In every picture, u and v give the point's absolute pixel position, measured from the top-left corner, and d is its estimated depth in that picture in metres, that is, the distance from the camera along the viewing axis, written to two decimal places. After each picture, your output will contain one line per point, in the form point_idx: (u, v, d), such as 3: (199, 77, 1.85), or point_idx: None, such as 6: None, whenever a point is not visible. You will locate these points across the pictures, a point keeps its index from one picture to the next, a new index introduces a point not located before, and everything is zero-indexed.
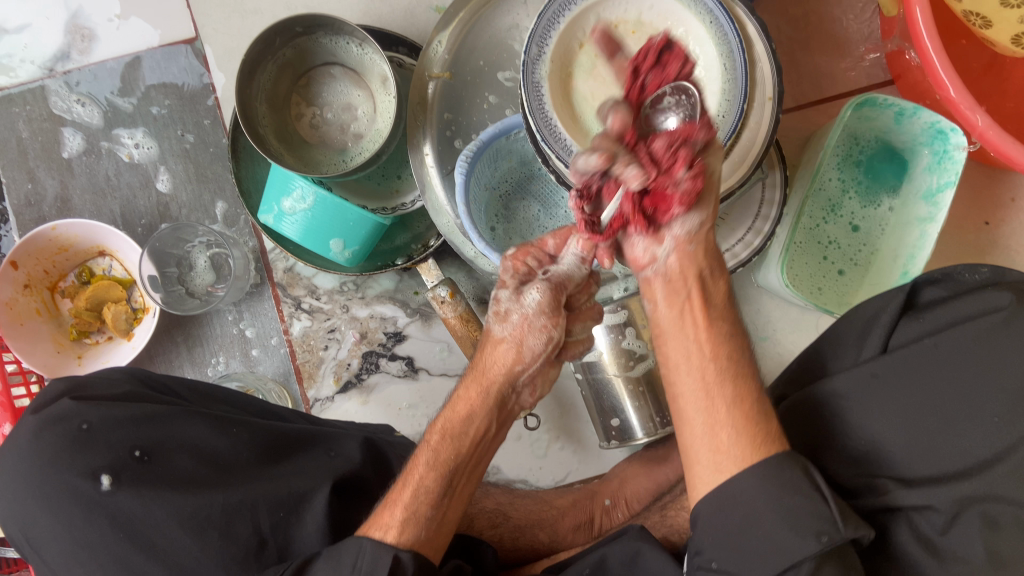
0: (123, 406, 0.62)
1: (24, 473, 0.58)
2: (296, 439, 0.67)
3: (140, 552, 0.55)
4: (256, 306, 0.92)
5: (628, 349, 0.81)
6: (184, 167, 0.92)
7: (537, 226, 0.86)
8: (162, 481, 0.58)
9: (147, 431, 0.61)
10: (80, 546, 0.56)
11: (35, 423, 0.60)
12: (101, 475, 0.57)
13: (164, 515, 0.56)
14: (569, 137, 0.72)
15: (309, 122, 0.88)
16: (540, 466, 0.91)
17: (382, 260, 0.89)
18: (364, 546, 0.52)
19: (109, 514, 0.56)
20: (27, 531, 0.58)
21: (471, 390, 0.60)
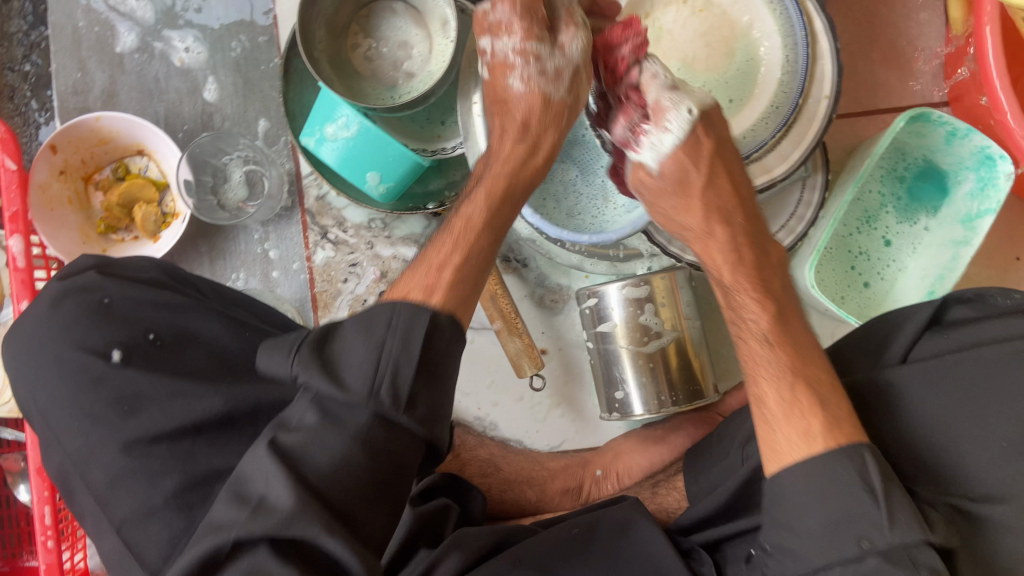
0: (148, 289, 0.63)
1: (40, 337, 0.60)
2: None
3: (138, 427, 0.56)
4: (283, 228, 0.93)
5: (644, 324, 0.81)
6: (233, 81, 0.92)
7: (572, 190, 0.86)
8: (169, 366, 0.59)
9: (162, 314, 0.61)
10: (82, 415, 0.57)
11: (58, 291, 0.61)
12: (113, 350, 0.58)
13: (164, 394, 0.57)
14: None
15: (364, 54, 0.87)
16: (537, 430, 0.92)
17: (413, 202, 0.89)
18: (397, 308, 0.52)
19: (115, 387, 0.57)
20: (33, 397, 0.59)
21: (515, 143, 0.64)
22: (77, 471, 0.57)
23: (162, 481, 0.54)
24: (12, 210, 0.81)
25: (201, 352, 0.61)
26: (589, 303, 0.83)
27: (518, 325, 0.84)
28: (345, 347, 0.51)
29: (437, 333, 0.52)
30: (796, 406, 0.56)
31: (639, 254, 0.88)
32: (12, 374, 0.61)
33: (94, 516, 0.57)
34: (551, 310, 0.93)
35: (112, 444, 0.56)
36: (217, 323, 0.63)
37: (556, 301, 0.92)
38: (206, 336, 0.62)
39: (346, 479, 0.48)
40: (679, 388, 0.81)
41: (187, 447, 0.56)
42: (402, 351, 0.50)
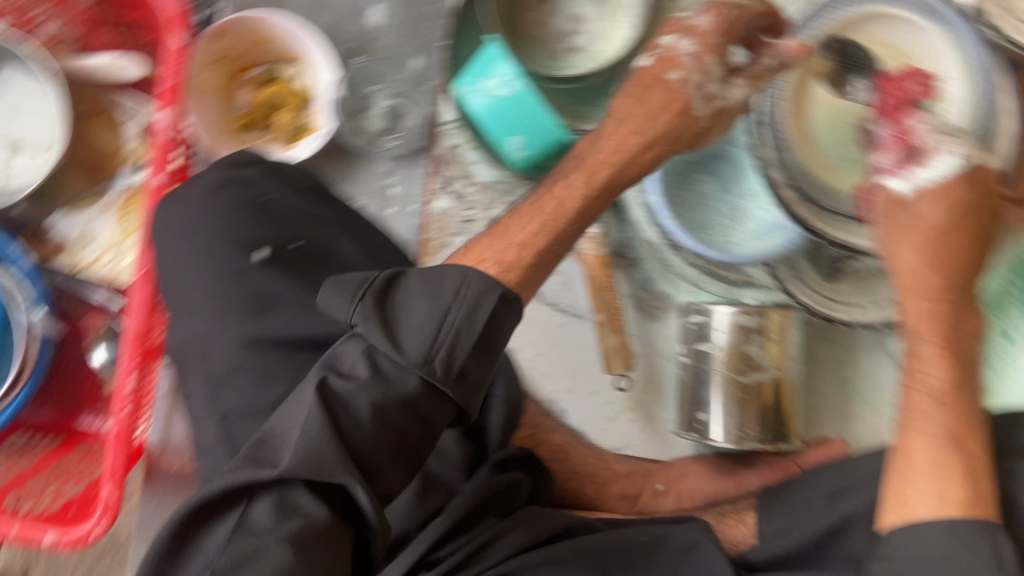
0: (304, 201, 0.63)
1: (195, 216, 0.60)
2: None
3: (268, 329, 0.56)
4: (410, 168, 0.93)
5: (749, 355, 0.79)
6: (399, 12, 0.91)
7: (706, 203, 0.85)
8: (306, 278, 0.59)
9: (311, 226, 0.62)
10: (217, 303, 0.58)
11: (219, 178, 0.62)
12: (260, 248, 0.59)
13: (296, 305, 0.58)
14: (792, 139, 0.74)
15: (536, 19, 0.86)
16: (605, 427, 0.92)
17: (543, 173, 0.87)
18: (470, 277, 0.51)
19: (255, 283, 0.58)
20: (174, 273, 0.60)
21: (629, 133, 0.66)
22: (198, 356, 0.58)
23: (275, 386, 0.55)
24: (174, 83, 0.82)
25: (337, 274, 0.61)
26: (695, 319, 0.83)
27: (619, 322, 0.84)
28: (407, 306, 0.50)
29: (500, 312, 0.51)
30: (942, 462, 0.56)
31: (752, 282, 0.87)
32: (160, 244, 0.62)
33: (199, 402, 0.58)
34: (647, 315, 0.91)
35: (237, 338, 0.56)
36: (356, 248, 0.63)
37: (657, 307, 0.91)
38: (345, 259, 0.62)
39: (378, 433, 0.48)
40: (767, 427, 0.80)
41: (302, 362, 0.56)
42: (466, 326, 0.49)
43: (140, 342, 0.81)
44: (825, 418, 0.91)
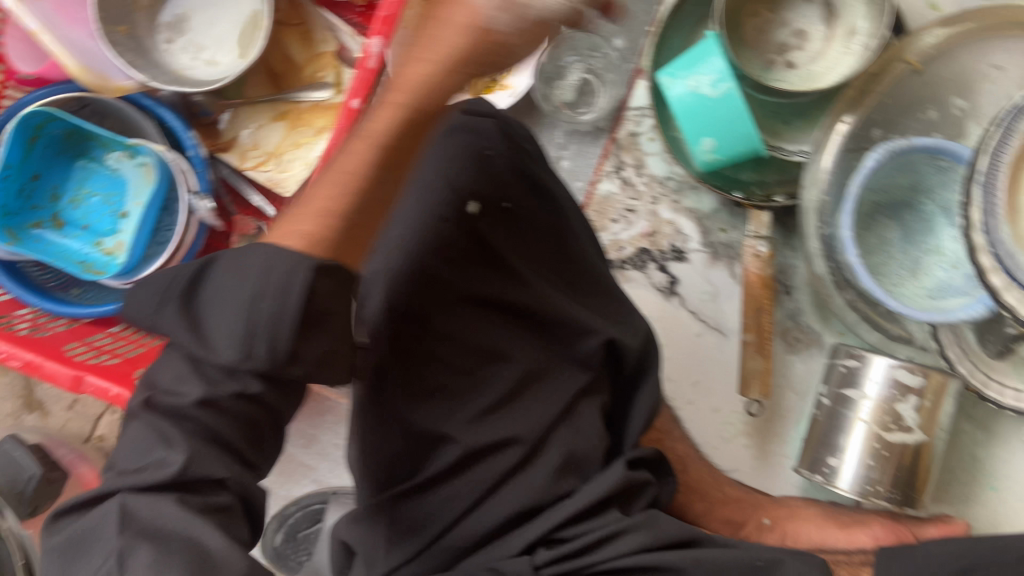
0: (524, 158, 0.63)
1: (424, 148, 0.62)
2: (602, 285, 0.65)
3: (464, 282, 0.60)
4: (586, 145, 0.92)
5: (898, 412, 0.77)
6: None
7: (886, 248, 0.83)
8: (507, 239, 0.62)
9: (525, 189, 0.63)
10: (421, 240, 0.60)
11: (449, 121, 0.62)
12: (471, 201, 0.61)
13: (491, 265, 0.61)
14: None
15: (757, 25, 0.84)
16: (717, 447, 0.90)
17: (721, 182, 0.87)
18: (271, 251, 0.45)
19: (460, 233, 0.60)
20: (386, 198, 0.61)
21: (423, 63, 0.50)
22: (385, 283, 0.59)
23: (451, 339, 0.60)
24: (387, 14, 0.81)
25: (534, 242, 0.63)
26: (845, 363, 0.81)
27: (768, 347, 0.81)
28: (217, 296, 0.46)
29: (319, 287, 0.45)
30: None
31: (908, 339, 0.84)
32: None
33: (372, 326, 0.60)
34: (790, 347, 0.90)
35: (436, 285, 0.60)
36: (556, 222, 0.64)
37: (801, 340, 0.89)
38: (545, 231, 0.63)
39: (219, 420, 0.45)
40: (898, 487, 0.78)
41: (483, 319, 0.60)
42: (280, 312, 0.44)
43: None
44: (946, 495, 0.87)
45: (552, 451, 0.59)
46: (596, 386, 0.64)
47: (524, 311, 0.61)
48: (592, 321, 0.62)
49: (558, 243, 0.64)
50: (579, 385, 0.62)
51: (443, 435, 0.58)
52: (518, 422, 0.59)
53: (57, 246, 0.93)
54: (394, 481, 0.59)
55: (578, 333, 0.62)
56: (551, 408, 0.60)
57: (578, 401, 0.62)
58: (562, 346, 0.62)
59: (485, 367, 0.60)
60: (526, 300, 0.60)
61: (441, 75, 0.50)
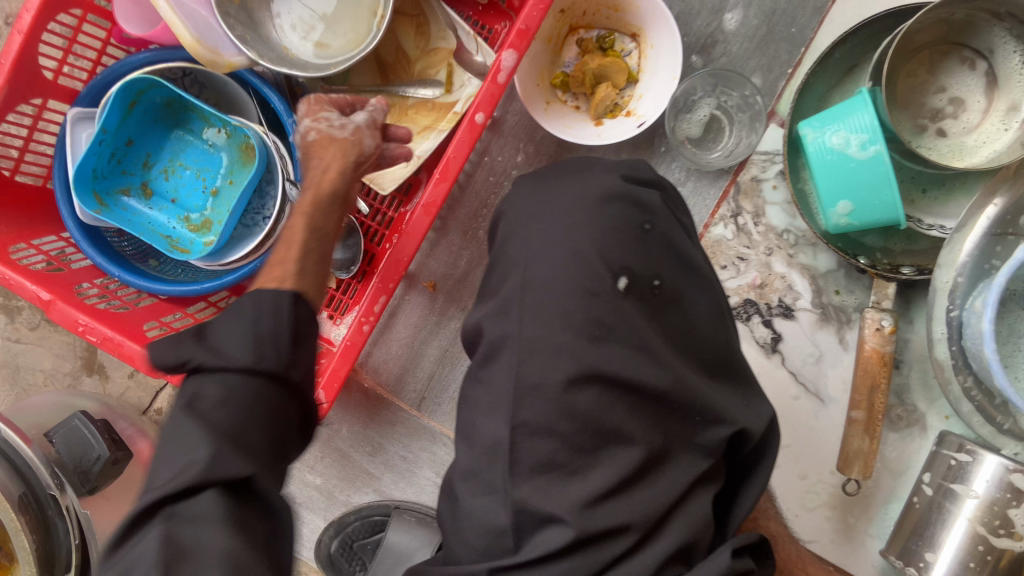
0: (679, 236, 0.62)
1: (575, 215, 0.60)
2: (731, 366, 0.63)
3: (601, 362, 0.55)
4: (703, 185, 0.88)
5: (1012, 518, 0.73)
6: (758, 24, 0.85)
7: (1015, 340, 0.77)
8: (652, 316, 0.59)
9: (675, 268, 0.60)
10: (560, 310, 0.57)
11: (611, 190, 0.60)
12: (621, 276, 0.58)
13: (630, 343, 0.57)
14: None
15: (912, 85, 0.79)
16: (798, 514, 0.87)
17: (844, 244, 0.83)
18: (272, 293, 0.56)
19: (606, 308, 0.57)
20: (527, 261, 0.59)
21: (323, 172, 0.66)
22: (518, 351, 0.57)
23: (574, 418, 0.55)
24: (523, 26, 0.76)
25: (678, 319, 0.60)
26: (957, 456, 0.77)
27: (877, 428, 0.78)
28: (216, 326, 0.54)
29: (306, 310, 0.56)
30: None
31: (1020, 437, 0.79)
32: (524, 219, 0.62)
33: (496, 393, 0.58)
34: (890, 424, 0.86)
35: (568, 359, 0.55)
36: (702, 299, 0.62)
37: (903, 418, 0.85)
38: (690, 309, 0.61)
39: (238, 432, 0.50)
40: None
41: (611, 398, 0.56)
42: (277, 329, 0.54)
43: (402, 266, 0.79)
44: None
45: (664, 537, 0.56)
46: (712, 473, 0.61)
47: (659, 396, 0.57)
48: (724, 408, 0.60)
49: (701, 321, 0.61)
50: (699, 473, 0.59)
51: (554, 517, 0.54)
52: (634, 509, 0.55)
53: (144, 217, 0.90)
54: (495, 551, 0.56)
55: (710, 420, 0.59)
56: (668, 497, 0.57)
57: (693, 488, 0.59)
58: (691, 434, 0.59)
59: (607, 450, 0.56)
60: (664, 385, 0.57)
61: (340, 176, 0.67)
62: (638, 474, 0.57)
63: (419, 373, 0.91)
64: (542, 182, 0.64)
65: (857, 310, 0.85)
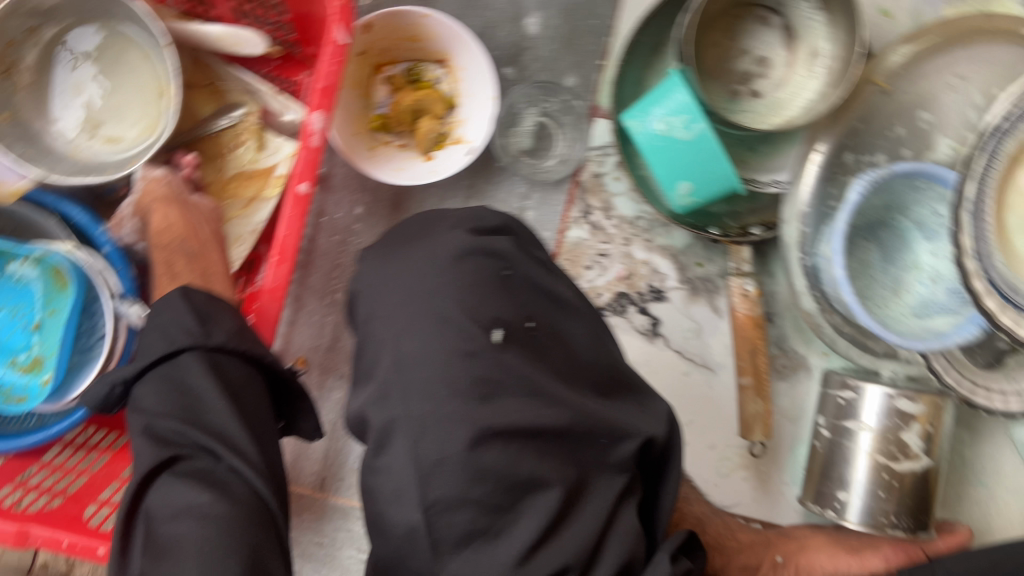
0: (540, 275, 0.61)
1: (430, 281, 0.57)
2: (624, 379, 0.63)
3: (496, 418, 0.53)
4: (550, 194, 0.86)
5: (903, 441, 0.77)
6: (559, 24, 0.84)
7: (869, 271, 0.81)
8: (537, 360, 0.57)
9: (544, 306, 0.59)
10: (442, 381, 0.54)
11: (463, 247, 0.58)
12: (495, 329, 0.56)
13: (522, 391, 0.55)
14: (997, 244, 0.68)
15: (719, 54, 0.80)
16: (717, 484, 0.89)
17: (696, 220, 0.83)
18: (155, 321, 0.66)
19: (489, 365, 0.55)
20: (395, 338, 0.56)
21: (162, 217, 0.81)
22: (409, 431, 0.53)
23: (484, 480, 0.52)
24: (325, 84, 0.72)
25: (562, 355, 0.59)
26: (843, 395, 0.81)
27: (766, 388, 0.80)
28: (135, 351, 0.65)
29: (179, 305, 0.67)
30: None
31: (896, 356, 0.83)
32: (382, 300, 0.58)
33: (397, 480, 0.53)
34: (778, 374, 0.88)
35: (462, 424, 0.53)
36: (579, 329, 0.61)
37: (788, 366, 0.88)
38: (570, 339, 0.60)
39: (178, 400, 0.60)
40: (910, 514, 0.77)
41: (516, 450, 0.53)
42: (181, 315, 0.65)
43: None
44: None
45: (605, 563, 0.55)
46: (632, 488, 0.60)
47: (564, 433, 0.56)
48: (630, 423, 0.60)
49: (582, 348, 0.61)
50: (621, 489, 0.58)
51: None
52: (568, 550, 0.53)
53: None
54: None
55: (617, 438, 0.58)
56: (597, 523, 0.55)
57: (621, 504, 0.58)
58: (603, 454, 0.58)
59: (525, 501, 0.54)
60: (565, 421, 0.56)
61: (178, 215, 0.81)
62: (563, 514, 0.54)
63: (312, 454, 0.87)
64: (393, 250, 0.61)
65: (722, 277, 0.87)
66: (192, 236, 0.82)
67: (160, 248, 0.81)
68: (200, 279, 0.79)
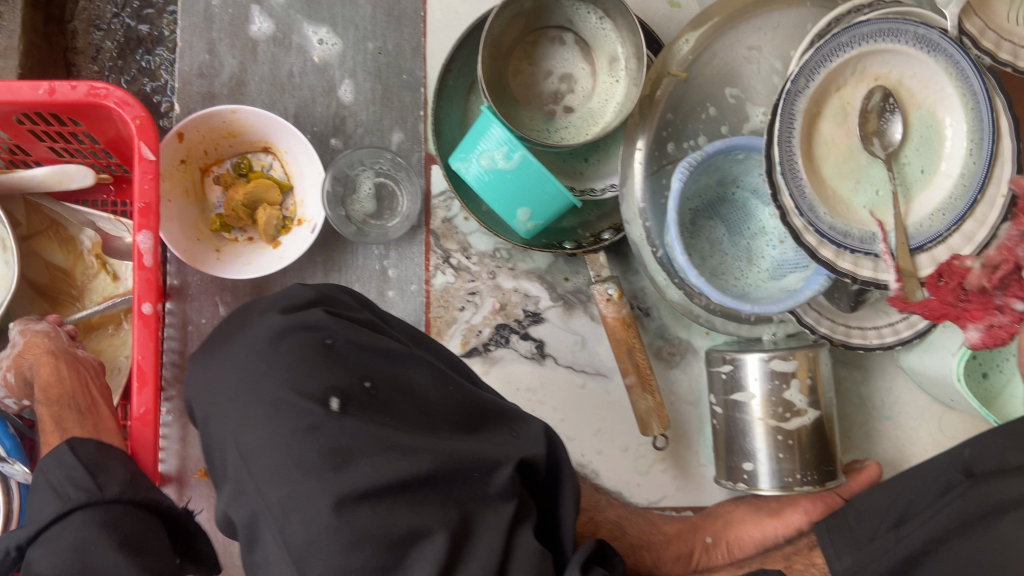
0: (366, 334, 0.61)
1: (253, 371, 0.57)
2: (489, 409, 0.63)
3: (352, 483, 0.52)
4: (405, 248, 0.88)
5: (788, 399, 0.79)
6: (372, 86, 0.86)
7: (718, 248, 0.85)
8: (382, 417, 0.57)
9: (378, 362, 0.59)
10: (290, 464, 0.53)
11: (280, 325, 0.59)
12: (330, 397, 0.56)
13: (374, 450, 0.54)
14: (814, 196, 0.74)
15: (524, 80, 0.83)
16: (638, 483, 0.90)
17: (549, 238, 0.86)
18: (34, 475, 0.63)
19: (331, 434, 0.54)
20: (235, 435, 0.56)
21: (48, 368, 0.75)
22: (274, 520, 0.53)
23: (362, 545, 0.50)
24: (143, 203, 0.72)
25: (411, 405, 0.59)
26: (723, 368, 0.83)
27: (651, 382, 0.81)
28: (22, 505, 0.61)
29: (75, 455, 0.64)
30: None
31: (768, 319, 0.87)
32: (217, 400, 0.58)
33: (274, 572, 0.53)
34: (667, 363, 0.91)
35: (319, 499, 0.51)
36: (424, 373, 0.61)
37: (674, 354, 0.91)
38: (416, 388, 0.60)
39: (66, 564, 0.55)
40: (812, 467, 0.79)
41: (387, 508, 0.52)
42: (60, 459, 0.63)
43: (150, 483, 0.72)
44: (850, 437, 0.92)
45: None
46: (523, 511, 0.59)
47: (430, 478, 0.55)
48: (498, 454, 0.59)
49: (432, 392, 0.60)
50: (510, 516, 0.57)
51: None
52: None
53: None
54: None
55: (489, 468, 0.58)
56: (495, 554, 0.54)
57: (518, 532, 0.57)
58: (480, 488, 0.57)
59: (411, 554, 0.52)
60: (428, 465, 0.54)
61: (62, 365, 0.76)
62: (455, 556, 0.53)
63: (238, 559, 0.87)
64: (218, 350, 0.62)
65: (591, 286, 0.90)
66: (85, 388, 0.77)
67: (47, 404, 0.74)
68: (91, 434, 0.73)
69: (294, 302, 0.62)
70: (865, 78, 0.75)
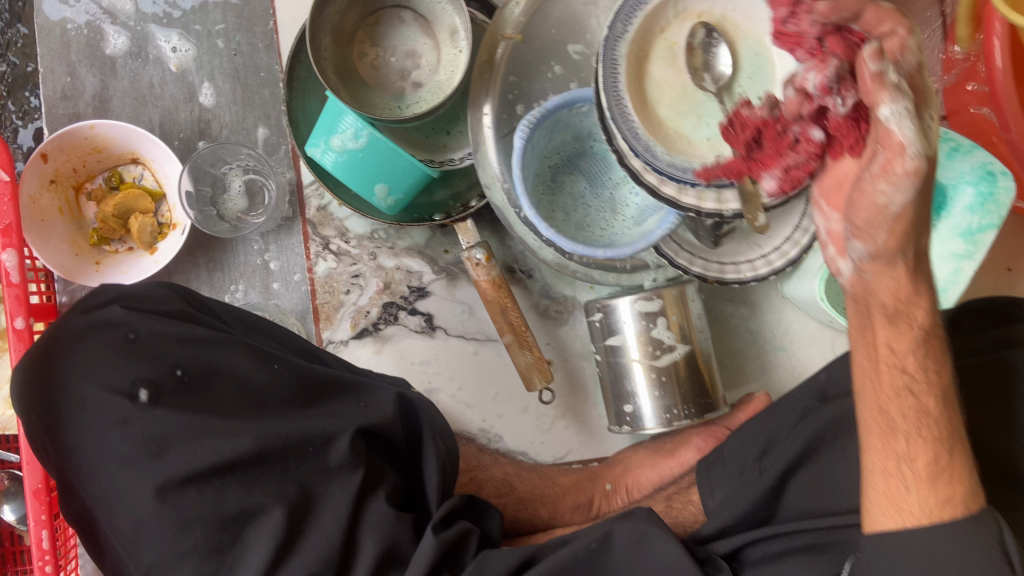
0: (171, 322, 0.60)
1: (60, 376, 0.58)
2: (327, 381, 0.64)
3: (171, 470, 0.54)
4: (284, 239, 0.90)
5: (657, 338, 0.81)
6: (231, 88, 0.89)
7: (581, 202, 0.87)
8: (198, 405, 0.58)
9: (190, 350, 0.60)
10: (112, 459, 0.55)
11: (82, 326, 0.60)
12: (139, 389, 0.57)
13: (192, 436, 0.55)
14: (651, 138, 0.75)
15: (371, 62, 0.85)
16: (542, 441, 0.92)
17: (419, 213, 0.88)
18: None
19: (146, 425, 0.55)
20: (56, 438, 0.58)
21: None
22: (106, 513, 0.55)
23: (192, 529, 0.53)
24: (6, 223, 0.77)
25: (232, 389, 0.60)
26: (597, 317, 0.84)
27: (529, 339, 0.83)
28: None
29: None
30: (940, 469, 0.52)
31: (646, 265, 0.88)
32: (28, 409, 0.59)
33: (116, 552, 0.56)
34: (555, 321, 0.93)
35: (143, 487, 0.53)
36: (244, 355, 0.61)
37: (561, 311, 0.93)
38: (235, 370, 0.60)
39: None
40: (690, 402, 0.82)
41: (215, 490, 0.54)
42: None
43: (42, 494, 0.77)
44: (746, 374, 0.94)
45: (365, 553, 0.57)
46: (374, 479, 0.62)
47: (257, 457, 0.56)
48: (333, 425, 0.60)
49: (255, 372, 0.61)
50: (356, 486, 0.59)
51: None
52: (310, 564, 0.55)
53: None
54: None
55: (324, 441, 0.59)
56: (341, 521, 0.57)
57: (368, 494, 0.61)
58: (317, 465, 0.59)
59: (248, 531, 0.55)
60: (251, 446, 0.55)
61: None
62: (295, 528, 0.56)
63: None
64: None
65: None
66: None
67: None
68: None
69: (100, 299, 0.62)
70: (687, 16, 0.76)
